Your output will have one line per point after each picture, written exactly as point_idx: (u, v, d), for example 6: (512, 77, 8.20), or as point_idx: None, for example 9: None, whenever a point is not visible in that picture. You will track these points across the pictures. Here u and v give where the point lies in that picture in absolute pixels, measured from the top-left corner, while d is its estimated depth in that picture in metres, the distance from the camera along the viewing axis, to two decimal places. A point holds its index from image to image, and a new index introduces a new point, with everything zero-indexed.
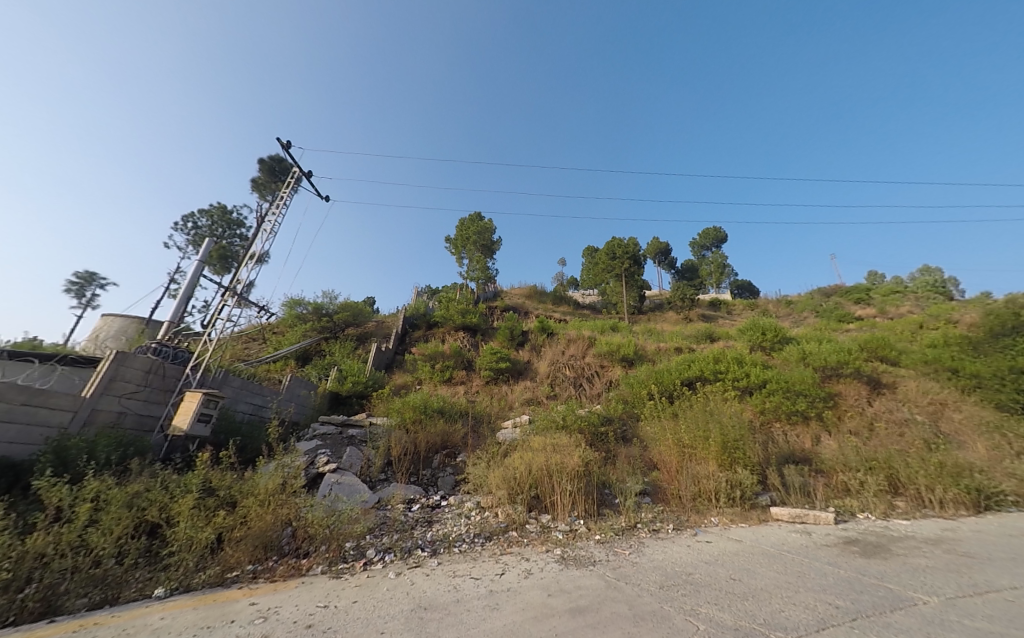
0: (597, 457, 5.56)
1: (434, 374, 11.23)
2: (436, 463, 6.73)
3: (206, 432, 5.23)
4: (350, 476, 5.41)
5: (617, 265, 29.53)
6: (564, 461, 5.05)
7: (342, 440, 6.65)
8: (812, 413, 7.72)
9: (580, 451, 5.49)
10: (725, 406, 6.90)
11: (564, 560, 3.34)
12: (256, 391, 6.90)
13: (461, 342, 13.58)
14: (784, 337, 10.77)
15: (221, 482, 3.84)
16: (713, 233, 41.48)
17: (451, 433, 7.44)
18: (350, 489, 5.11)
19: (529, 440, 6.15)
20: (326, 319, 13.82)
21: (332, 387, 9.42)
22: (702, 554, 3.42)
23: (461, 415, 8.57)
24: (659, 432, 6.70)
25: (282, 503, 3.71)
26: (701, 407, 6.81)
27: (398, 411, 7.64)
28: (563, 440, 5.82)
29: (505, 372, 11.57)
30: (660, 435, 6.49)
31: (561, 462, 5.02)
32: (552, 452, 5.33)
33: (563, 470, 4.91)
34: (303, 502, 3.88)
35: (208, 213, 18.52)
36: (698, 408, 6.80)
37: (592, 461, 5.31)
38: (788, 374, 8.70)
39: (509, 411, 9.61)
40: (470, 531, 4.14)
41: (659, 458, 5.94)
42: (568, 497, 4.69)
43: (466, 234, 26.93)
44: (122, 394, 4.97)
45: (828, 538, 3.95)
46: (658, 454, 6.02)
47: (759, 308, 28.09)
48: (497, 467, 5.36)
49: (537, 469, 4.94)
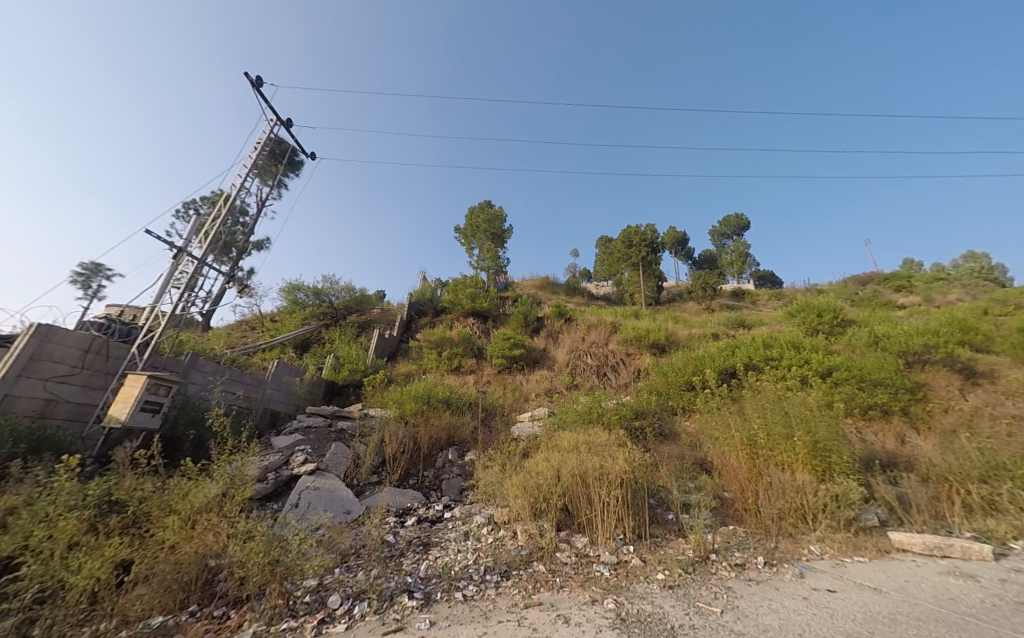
0: (643, 457, 4.32)
1: (441, 363, 10.13)
2: (441, 464, 5.60)
3: (154, 424, 4.19)
4: (332, 482, 4.29)
5: (635, 254, 27.95)
6: (604, 466, 3.83)
7: (329, 435, 5.56)
8: (895, 407, 6.35)
9: (621, 450, 4.24)
10: (798, 395, 5.54)
11: (624, 628, 2.15)
12: (234, 378, 5.88)
13: (471, 329, 12.44)
14: (844, 320, 9.25)
15: (131, 496, 2.72)
16: (736, 219, 39.15)
17: (457, 428, 6.37)
18: (330, 501, 3.98)
19: (554, 437, 4.97)
20: (327, 305, 12.87)
21: (327, 376, 8.44)
22: (841, 622, 2.20)
23: (470, 407, 7.46)
24: (712, 426, 5.39)
25: (215, 521, 2.61)
26: (766, 395, 5.50)
27: (397, 403, 6.60)
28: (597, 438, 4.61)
29: (519, 360, 10.40)
30: (715, 431, 5.20)
31: (600, 468, 3.80)
32: (584, 453, 4.10)
33: (603, 479, 3.69)
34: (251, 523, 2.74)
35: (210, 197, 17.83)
36: (763, 396, 5.46)
37: (637, 463, 4.05)
38: (859, 361, 7.28)
39: (525, 402, 8.45)
40: (480, 564, 2.98)
41: (718, 461, 4.71)
42: (611, 514, 3.47)
43: (476, 221, 25.79)
44: (50, 377, 3.96)
45: (1008, 586, 2.68)
46: (716, 455, 4.73)
47: (788, 297, 26.16)
48: (515, 471, 4.20)
49: (567, 475, 3.75)
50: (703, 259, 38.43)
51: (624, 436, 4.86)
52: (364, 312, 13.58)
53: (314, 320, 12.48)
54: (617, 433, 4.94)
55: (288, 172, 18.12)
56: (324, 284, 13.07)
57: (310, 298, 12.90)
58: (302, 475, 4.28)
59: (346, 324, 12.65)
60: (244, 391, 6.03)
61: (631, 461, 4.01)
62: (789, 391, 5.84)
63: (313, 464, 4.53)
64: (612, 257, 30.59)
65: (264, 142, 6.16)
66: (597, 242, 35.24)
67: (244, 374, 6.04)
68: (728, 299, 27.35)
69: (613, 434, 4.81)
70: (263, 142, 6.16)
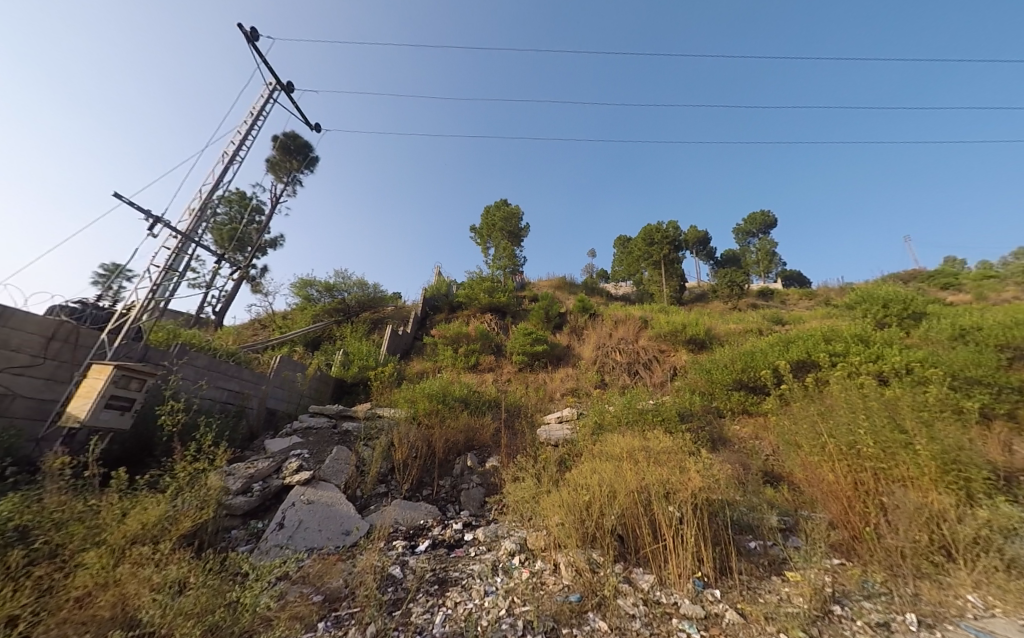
0: (712, 465, 3.44)
1: (458, 361, 9.39)
2: (458, 472, 4.86)
3: (123, 423, 3.55)
4: (330, 494, 3.61)
5: (656, 251, 26.76)
6: (670, 481, 2.99)
7: (330, 435, 4.88)
8: (1001, 409, 5.26)
9: (686, 458, 3.39)
10: (891, 392, 4.52)
11: None
12: (228, 374, 5.27)
13: (488, 326, 11.69)
14: (914, 309, 8.06)
15: (40, 521, 2.02)
16: (761, 214, 37.23)
17: (476, 430, 5.62)
18: (327, 519, 3.28)
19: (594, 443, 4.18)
20: (339, 301, 12.33)
21: (336, 374, 7.86)
22: None
23: (490, 408, 6.70)
24: (786, 429, 4.49)
25: (142, 564, 1.89)
26: (850, 392, 4.53)
27: (410, 403, 5.94)
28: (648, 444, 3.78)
29: (542, 357, 9.61)
30: (793, 436, 4.30)
31: (666, 482, 2.96)
32: (641, 464, 3.27)
33: (673, 499, 2.85)
34: (198, 566, 2.00)
35: (227, 195, 17.63)
36: (848, 392, 4.48)
37: (711, 476, 3.18)
38: (945, 355, 6.18)
39: (551, 403, 7.62)
40: (517, 617, 2.21)
41: (801, 473, 3.81)
42: (688, 546, 2.62)
43: (492, 220, 25.19)
44: (4, 368, 3.37)
45: None
46: (800, 466, 3.86)
47: (822, 295, 24.52)
48: (552, 486, 3.42)
49: (623, 492, 2.93)
50: (726, 257, 36.76)
51: (682, 439, 4.01)
52: (377, 308, 13.01)
53: (325, 316, 11.96)
54: (671, 436, 4.10)
55: (302, 169, 17.84)
56: (336, 279, 12.56)
57: (322, 295, 12.41)
58: (295, 486, 3.60)
59: (357, 321, 12.08)
60: (241, 388, 5.48)
61: (704, 473, 3.17)
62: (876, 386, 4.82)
63: (309, 470, 3.85)
64: (631, 255, 29.45)
65: (262, 109, 5.60)
66: (616, 241, 34.11)
67: (242, 369, 5.50)
68: (756, 297, 25.82)
69: (668, 438, 3.95)
70: (262, 108, 5.60)
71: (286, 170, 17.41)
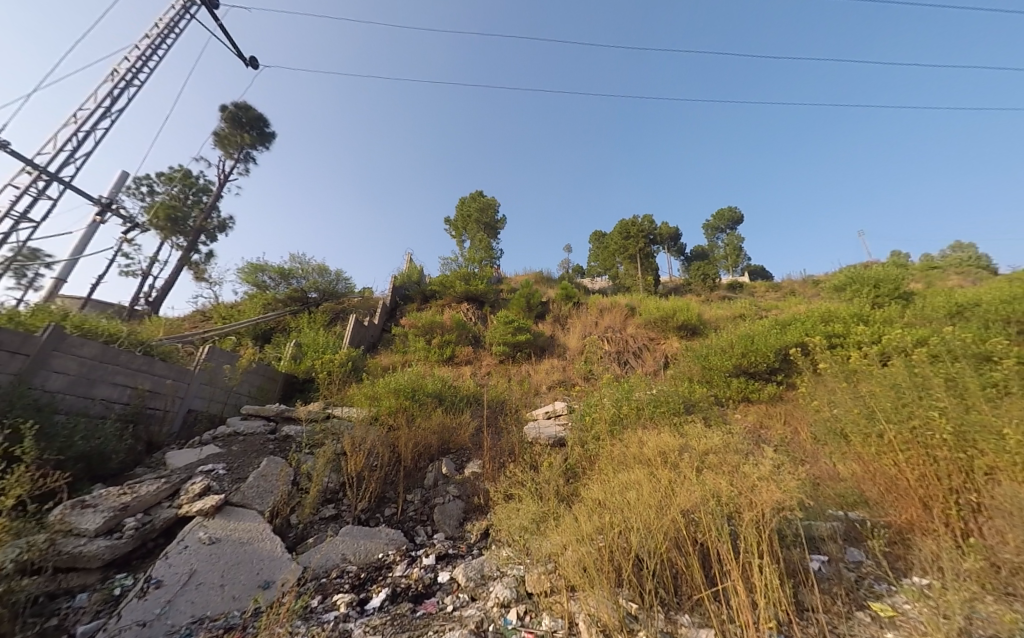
0: (783, 466, 2.68)
1: (431, 353, 8.39)
2: (431, 483, 3.98)
3: None
4: (247, 526, 2.61)
5: (633, 245, 26.45)
6: (726, 493, 2.19)
7: (260, 442, 3.80)
8: None
9: (731, 464, 2.64)
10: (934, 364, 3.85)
11: None
12: (124, 367, 4.11)
13: (464, 315, 10.71)
14: (909, 289, 7.71)
15: None
16: (727, 208, 37.87)
17: (453, 430, 4.73)
18: (232, 567, 2.29)
19: (611, 456, 3.49)
20: (295, 288, 10.92)
21: (285, 369, 6.70)
22: None
23: (469, 403, 5.78)
24: (823, 423, 3.82)
25: None
26: (892, 368, 3.82)
27: (374, 400, 4.97)
28: (673, 456, 3.02)
29: (523, 347, 8.75)
30: (835, 426, 3.62)
31: (725, 498, 2.16)
32: (679, 476, 2.50)
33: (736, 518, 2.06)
34: None
35: (168, 174, 15.63)
36: (884, 369, 3.84)
37: (779, 477, 2.34)
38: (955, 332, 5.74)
39: (536, 397, 6.76)
40: None
41: (853, 469, 3.08)
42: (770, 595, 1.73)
43: (466, 212, 24.07)
44: None
45: None
46: (852, 462, 3.14)
47: (791, 287, 24.91)
48: (566, 511, 2.60)
49: (667, 513, 2.11)
50: (698, 252, 37.24)
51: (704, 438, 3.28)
52: (339, 298, 11.72)
53: (278, 306, 10.57)
54: (691, 435, 3.41)
55: (256, 145, 16.06)
56: (292, 264, 11.17)
57: (276, 282, 10.94)
58: (194, 517, 2.56)
59: (317, 310, 10.78)
60: (153, 385, 4.38)
61: (770, 474, 2.38)
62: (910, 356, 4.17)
63: (220, 492, 2.81)
64: (608, 250, 29.12)
65: (171, 23, 4.42)
66: (593, 236, 33.74)
67: (155, 361, 4.43)
68: (729, 290, 25.98)
69: (695, 441, 3.22)
70: (171, 23, 4.42)
71: (237, 146, 15.63)
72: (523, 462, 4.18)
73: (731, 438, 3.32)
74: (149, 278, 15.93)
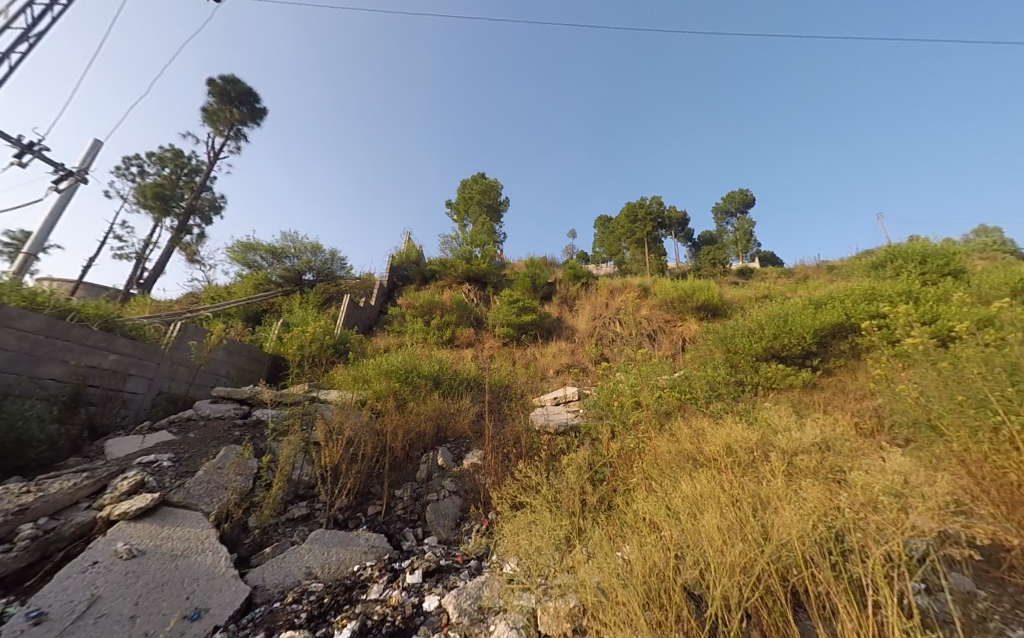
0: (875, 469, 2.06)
1: (429, 335, 7.80)
2: (423, 476, 3.46)
3: None
4: (184, 535, 2.07)
5: (641, 229, 25.48)
6: (819, 512, 1.62)
7: (224, 427, 3.25)
8: None
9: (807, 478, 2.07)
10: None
11: None
12: (74, 343, 3.58)
13: (466, 297, 10.10)
14: (959, 263, 6.89)
15: None
16: (739, 192, 36.45)
17: (450, 417, 4.20)
18: (153, 590, 1.76)
19: (651, 457, 2.98)
20: (288, 268, 10.35)
21: (271, 350, 6.17)
22: None
23: (469, 388, 5.22)
24: (909, 411, 3.13)
25: None
26: (1003, 345, 3.01)
27: (364, 383, 4.44)
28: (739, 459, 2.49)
29: (528, 329, 8.15)
30: (925, 415, 2.92)
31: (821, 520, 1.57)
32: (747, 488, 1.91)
33: (842, 549, 1.48)
34: None
35: (159, 152, 14.98)
36: (984, 347, 3.09)
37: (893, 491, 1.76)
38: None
39: (543, 382, 6.18)
40: None
41: (948, 457, 2.48)
42: None
43: (469, 194, 23.19)
44: None
45: None
46: (950, 460, 2.51)
47: (805, 273, 23.89)
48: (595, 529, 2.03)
49: (740, 545, 1.50)
50: (708, 237, 36.03)
51: (755, 447, 2.71)
52: (335, 278, 11.14)
53: (270, 286, 9.99)
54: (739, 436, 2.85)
55: (247, 121, 15.27)
56: (283, 242, 10.54)
57: (268, 261, 10.35)
58: (115, 522, 2.02)
59: (310, 291, 10.21)
60: (113, 365, 3.89)
61: (871, 490, 1.79)
62: (997, 331, 3.46)
63: (157, 490, 2.28)
64: (615, 234, 28.12)
65: None
66: (599, 221, 32.70)
67: (115, 338, 3.92)
68: (741, 276, 24.99)
69: (776, 441, 2.69)
70: None
71: (226, 122, 14.84)
72: (530, 454, 3.65)
73: (817, 435, 2.77)
74: (143, 259, 15.41)
